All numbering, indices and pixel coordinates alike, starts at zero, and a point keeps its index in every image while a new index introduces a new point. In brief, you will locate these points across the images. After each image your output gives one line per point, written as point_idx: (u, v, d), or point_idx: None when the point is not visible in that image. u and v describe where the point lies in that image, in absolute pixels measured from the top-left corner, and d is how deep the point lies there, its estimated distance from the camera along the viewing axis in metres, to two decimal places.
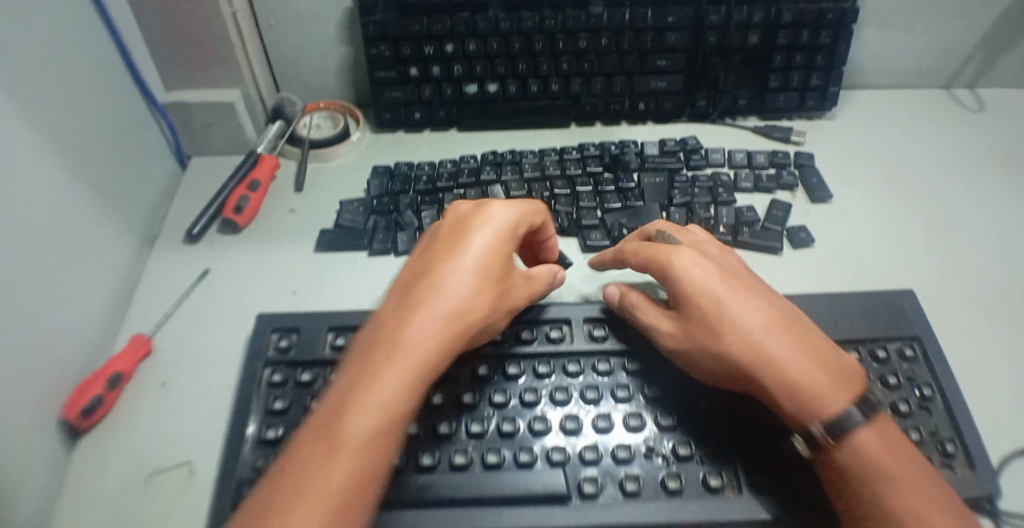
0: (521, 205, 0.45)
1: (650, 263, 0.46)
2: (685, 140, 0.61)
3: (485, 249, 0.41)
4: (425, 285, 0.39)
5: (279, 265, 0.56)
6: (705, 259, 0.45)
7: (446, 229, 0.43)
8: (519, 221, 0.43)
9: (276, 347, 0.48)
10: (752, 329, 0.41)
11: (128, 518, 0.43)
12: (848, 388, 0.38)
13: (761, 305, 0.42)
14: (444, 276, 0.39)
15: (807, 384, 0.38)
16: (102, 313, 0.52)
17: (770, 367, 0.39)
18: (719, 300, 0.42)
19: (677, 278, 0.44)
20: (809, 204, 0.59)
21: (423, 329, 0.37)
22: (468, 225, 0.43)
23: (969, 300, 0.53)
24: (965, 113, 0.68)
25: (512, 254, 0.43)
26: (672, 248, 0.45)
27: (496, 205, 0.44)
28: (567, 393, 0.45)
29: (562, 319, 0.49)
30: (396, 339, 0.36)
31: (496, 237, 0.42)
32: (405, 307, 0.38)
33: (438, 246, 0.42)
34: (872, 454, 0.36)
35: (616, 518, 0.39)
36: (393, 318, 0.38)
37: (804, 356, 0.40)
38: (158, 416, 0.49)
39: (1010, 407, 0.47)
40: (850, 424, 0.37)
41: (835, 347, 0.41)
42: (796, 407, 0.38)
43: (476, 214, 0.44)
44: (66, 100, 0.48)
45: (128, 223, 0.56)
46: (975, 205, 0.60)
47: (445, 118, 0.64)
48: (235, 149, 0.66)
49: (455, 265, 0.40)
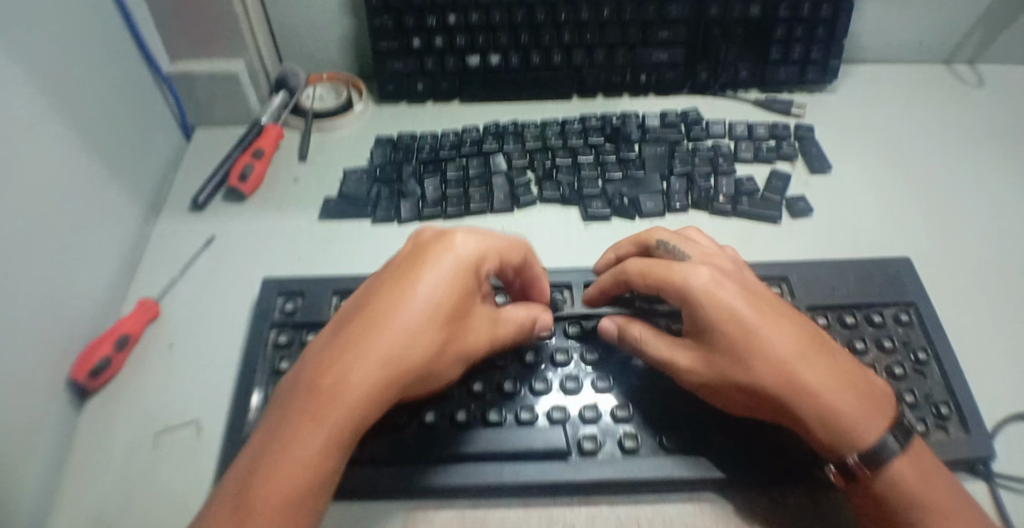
0: (490, 239, 0.40)
1: (664, 285, 0.42)
2: (687, 113, 0.62)
3: (436, 291, 0.36)
4: (365, 329, 0.35)
5: (285, 233, 0.57)
6: (722, 282, 0.40)
7: (402, 257, 0.38)
8: (483, 254, 0.38)
9: (282, 309, 0.49)
10: (785, 361, 0.38)
11: (138, 474, 0.45)
12: (875, 424, 0.37)
13: (793, 338, 0.39)
14: (386, 321, 0.35)
15: (849, 415, 0.37)
16: (110, 277, 0.53)
17: (800, 399, 0.37)
18: (742, 335, 0.39)
19: (699, 306, 0.40)
20: (809, 175, 0.60)
21: (351, 385, 0.33)
22: (424, 256, 0.37)
23: (965, 270, 0.54)
24: (964, 88, 0.69)
25: (473, 290, 0.38)
26: (687, 268, 0.41)
27: (461, 234, 0.38)
28: (568, 355, 0.47)
29: (563, 284, 0.51)
30: (320, 392, 0.33)
31: (450, 276, 0.37)
32: (338, 353, 0.34)
33: (388, 279, 0.37)
34: (910, 486, 0.36)
35: (613, 473, 0.42)
36: (324, 363, 0.34)
37: (834, 391, 0.38)
38: (165, 377, 0.50)
39: (1003, 372, 0.48)
40: (887, 455, 0.36)
41: (841, 395, 0.38)
42: (829, 435, 0.37)
43: (436, 242, 0.38)
44: (72, 66, 0.49)
45: (134, 190, 0.57)
46: (972, 178, 0.61)
47: (447, 90, 0.65)
48: (240, 120, 0.67)
49: (399, 309, 0.35)
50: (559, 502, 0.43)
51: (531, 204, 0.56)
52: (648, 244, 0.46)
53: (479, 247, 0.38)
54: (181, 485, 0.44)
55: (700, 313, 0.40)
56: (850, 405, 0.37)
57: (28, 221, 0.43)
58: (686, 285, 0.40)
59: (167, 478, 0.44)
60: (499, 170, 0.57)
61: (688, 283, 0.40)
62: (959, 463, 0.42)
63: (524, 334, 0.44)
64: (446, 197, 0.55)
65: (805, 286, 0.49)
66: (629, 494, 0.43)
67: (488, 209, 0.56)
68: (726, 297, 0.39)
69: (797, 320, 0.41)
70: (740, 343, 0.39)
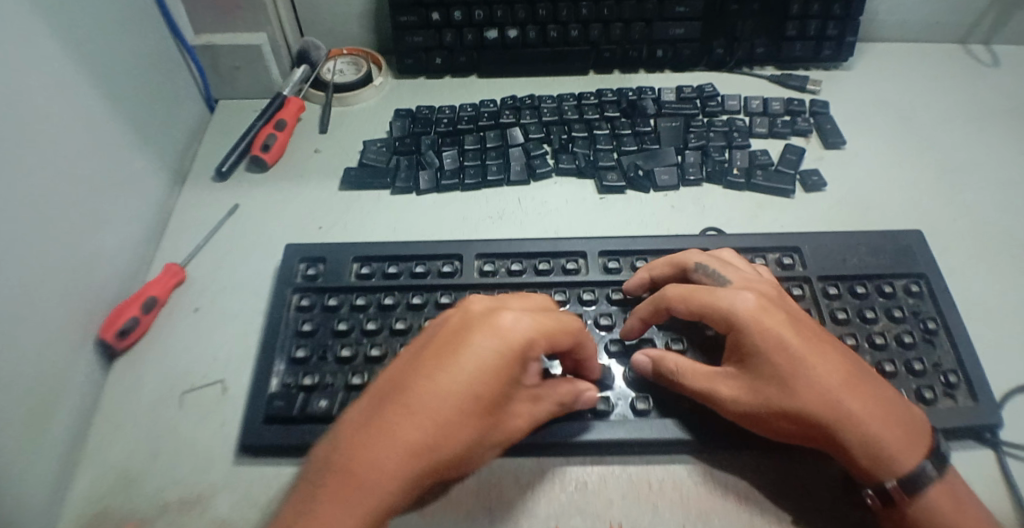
0: (540, 319, 0.37)
1: (710, 311, 0.42)
2: (702, 87, 0.63)
3: (476, 379, 0.35)
4: (403, 413, 0.34)
5: (306, 202, 0.58)
6: (769, 310, 0.41)
7: (446, 331, 0.37)
8: (532, 337, 0.36)
9: (304, 275, 0.51)
10: (832, 398, 0.38)
11: (166, 430, 0.46)
12: (911, 459, 0.37)
13: (836, 370, 0.39)
14: (424, 407, 0.34)
15: (892, 454, 0.37)
16: (136, 241, 0.54)
17: (846, 432, 0.38)
18: (788, 373, 0.39)
19: (748, 335, 0.40)
20: (822, 150, 0.61)
21: (385, 472, 0.33)
22: (468, 336, 0.36)
23: (975, 246, 0.54)
24: (980, 68, 0.69)
25: (518, 372, 0.37)
26: (734, 296, 0.42)
27: (510, 313, 0.37)
28: (582, 320, 0.48)
29: (579, 252, 0.51)
30: (352, 477, 0.33)
31: (493, 364, 0.35)
32: (373, 436, 0.34)
33: (429, 357, 0.36)
34: (944, 511, 0.37)
35: (626, 434, 0.43)
36: (360, 443, 0.34)
37: (879, 437, 0.38)
38: (191, 338, 0.51)
39: (1012, 344, 0.49)
40: (924, 481, 0.37)
41: (888, 448, 0.37)
42: (872, 463, 0.38)
43: (483, 320, 0.37)
44: (100, 35, 0.50)
45: (160, 158, 0.58)
46: (987, 156, 0.61)
47: (465, 63, 0.66)
48: (262, 92, 0.68)
49: (438, 396, 0.34)
50: (571, 462, 0.44)
51: (547, 175, 0.58)
52: (685, 268, 0.46)
53: (528, 330, 0.36)
54: (207, 442, 0.46)
55: (748, 343, 0.40)
56: (891, 438, 0.38)
57: (57, 183, 0.44)
58: (734, 311, 0.41)
59: (194, 435, 0.46)
60: (516, 142, 0.59)
61: (736, 309, 0.41)
62: (965, 430, 0.43)
63: (566, 408, 0.42)
64: (463, 169, 0.57)
65: (818, 257, 0.50)
66: (640, 455, 0.45)
67: (506, 181, 0.57)
68: (773, 329, 0.40)
69: (847, 362, 0.40)
70: (785, 380, 0.39)
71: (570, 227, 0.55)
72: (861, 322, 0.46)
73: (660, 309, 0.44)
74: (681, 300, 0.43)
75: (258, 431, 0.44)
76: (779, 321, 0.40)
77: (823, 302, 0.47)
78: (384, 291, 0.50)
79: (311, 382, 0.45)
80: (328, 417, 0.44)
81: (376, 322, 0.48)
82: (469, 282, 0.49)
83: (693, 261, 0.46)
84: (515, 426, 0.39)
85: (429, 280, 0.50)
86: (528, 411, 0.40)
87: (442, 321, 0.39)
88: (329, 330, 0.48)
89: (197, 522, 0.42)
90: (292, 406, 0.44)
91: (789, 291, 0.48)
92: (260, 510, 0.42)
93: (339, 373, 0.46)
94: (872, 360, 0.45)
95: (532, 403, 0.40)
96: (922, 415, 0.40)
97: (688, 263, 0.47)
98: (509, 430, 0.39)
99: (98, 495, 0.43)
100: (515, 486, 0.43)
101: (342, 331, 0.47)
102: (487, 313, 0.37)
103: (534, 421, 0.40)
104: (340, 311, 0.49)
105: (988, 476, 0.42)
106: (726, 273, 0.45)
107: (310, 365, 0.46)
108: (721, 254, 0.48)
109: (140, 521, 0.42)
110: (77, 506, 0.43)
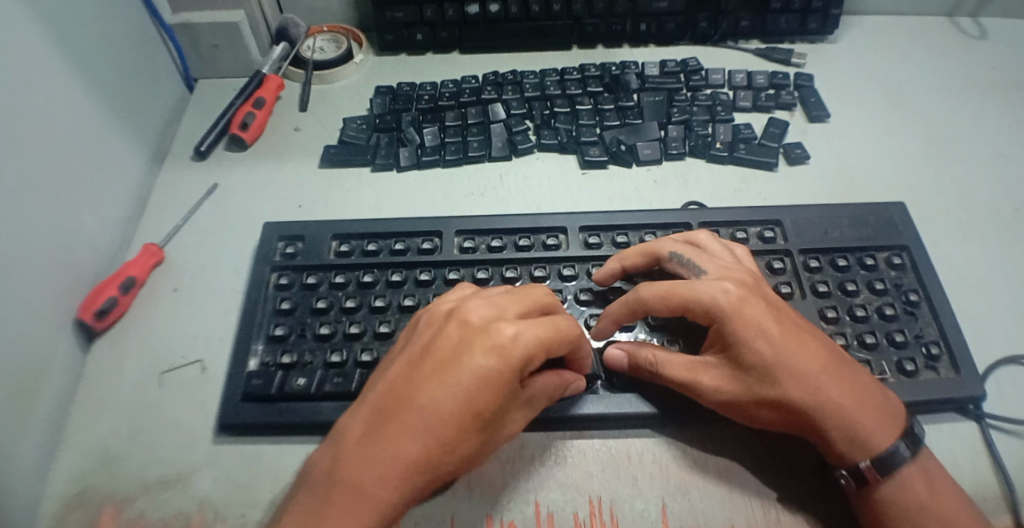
0: (542, 332, 0.37)
1: (688, 304, 0.41)
2: (686, 62, 0.63)
3: (477, 396, 0.35)
4: (404, 426, 0.35)
5: (288, 180, 0.58)
6: (750, 300, 0.41)
7: (445, 342, 0.37)
8: (532, 354, 0.36)
9: (283, 253, 0.50)
10: (815, 388, 0.38)
11: (145, 410, 0.46)
12: (884, 441, 0.38)
13: (817, 358, 0.39)
14: (425, 420, 0.35)
15: (873, 443, 0.38)
16: (116, 221, 0.54)
17: (829, 420, 0.38)
18: (771, 362, 0.39)
19: (730, 326, 0.40)
20: (807, 123, 0.61)
21: (388, 484, 0.34)
22: (469, 352, 0.35)
23: (961, 217, 0.54)
24: (966, 40, 0.69)
25: (515, 386, 0.37)
26: (713, 287, 0.41)
27: (510, 328, 0.36)
28: (562, 296, 0.47)
29: (559, 228, 0.51)
30: (356, 489, 0.34)
31: (492, 382, 0.35)
32: (376, 449, 0.34)
33: (429, 369, 0.36)
34: (918, 493, 0.37)
35: (605, 408, 0.43)
36: (357, 458, 0.34)
37: (862, 430, 0.38)
38: (172, 317, 0.51)
39: (994, 314, 0.49)
40: (897, 462, 0.38)
41: (873, 445, 0.38)
42: (848, 446, 0.38)
43: (483, 334, 0.36)
44: (77, 10, 0.49)
45: (140, 138, 0.58)
46: (973, 127, 0.61)
47: (447, 39, 0.66)
48: (243, 71, 0.68)
49: (439, 412, 0.35)
50: (551, 437, 0.44)
51: (529, 151, 0.58)
52: (658, 258, 0.46)
53: (529, 346, 0.36)
54: (187, 421, 0.45)
55: (730, 334, 0.40)
56: (869, 423, 0.38)
57: (35, 158, 0.44)
58: (713, 303, 0.41)
59: (173, 415, 0.46)
60: (497, 119, 0.59)
61: (715, 301, 0.40)
62: (947, 402, 0.42)
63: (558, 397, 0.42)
64: (445, 145, 0.57)
65: (799, 230, 0.49)
66: (620, 430, 0.44)
67: (487, 156, 0.57)
68: (756, 319, 0.40)
69: (829, 351, 0.40)
70: (770, 368, 0.39)
71: (552, 202, 0.55)
72: (842, 295, 0.46)
73: (635, 309, 0.43)
74: (656, 297, 0.42)
75: (237, 409, 0.44)
76: (762, 310, 0.40)
77: (804, 276, 0.47)
78: (363, 269, 0.49)
79: (290, 360, 0.45)
80: (307, 395, 0.43)
81: (355, 299, 0.47)
82: (449, 259, 0.49)
83: (666, 251, 0.46)
84: (509, 431, 0.39)
85: (408, 257, 0.49)
86: (522, 415, 0.40)
87: (438, 330, 0.38)
88: (308, 308, 0.47)
89: (177, 500, 0.42)
90: (270, 385, 0.44)
91: (770, 264, 0.48)
92: (240, 489, 0.42)
93: (318, 351, 0.45)
94: (852, 332, 0.45)
95: (525, 406, 0.40)
96: (898, 400, 0.41)
97: (661, 252, 0.46)
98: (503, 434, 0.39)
99: (78, 475, 0.43)
100: (495, 462, 0.43)
101: (321, 308, 0.47)
102: (487, 326, 0.37)
103: (525, 422, 0.40)
104: (318, 289, 0.48)
105: (971, 447, 0.42)
106: (701, 262, 0.44)
107: (289, 343, 0.46)
108: (692, 238, 0.47)
109: (120, 500, 0.42)
110: (57, 486, 0.42)
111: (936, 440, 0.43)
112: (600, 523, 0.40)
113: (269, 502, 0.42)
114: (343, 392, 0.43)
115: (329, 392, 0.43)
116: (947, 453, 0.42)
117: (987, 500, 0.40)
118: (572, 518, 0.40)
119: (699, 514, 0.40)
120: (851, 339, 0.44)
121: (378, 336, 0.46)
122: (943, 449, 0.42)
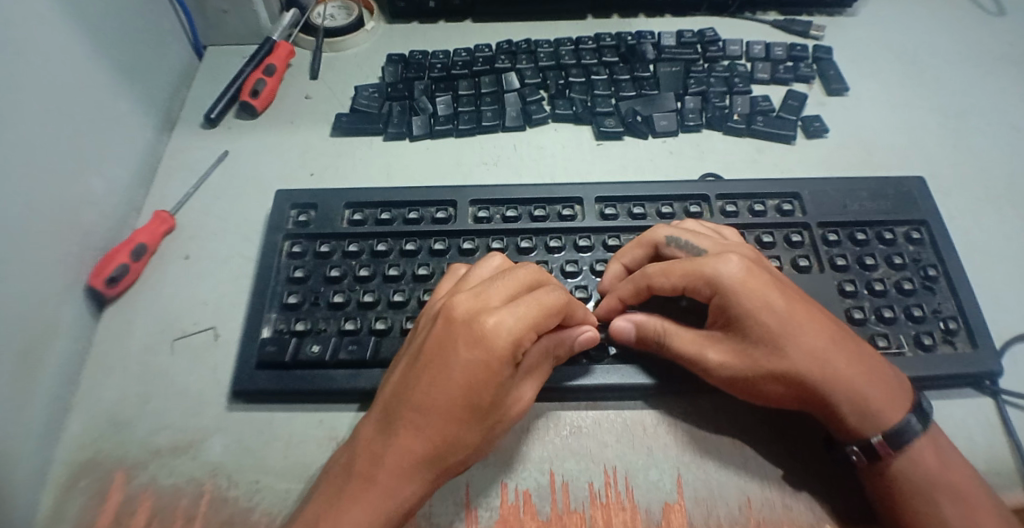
0: (526, 315, 0.35)
1: (693, 278, 0.41)
2: (703, 32, 0.62)
3: (468, 389, 0.34)
4: (409, 422, 0.35)
5: (298, 148, 0.58)
6: (757, 273, 0.40)
7: (433, 342, 0.35)
8: (518, 337, 0.34)
9: (295, 221, 0.50)
10: (820, 359, 0.38)
11: (158, 375, 0.46)
12: (895, 416, 0.38)
13: (823, 332, 0.39)
14: (425, 415, 0.35)
15: (875, 404, 0.38)
16: (125, 187, 0.53)
17: (838, 396, 0.38)
18: (777, 336, 0.38)
19: (735, 300, 0.39)
20: (825, 96, 0.60)
21: (399, 474, 0.35)
22: (454, 349, 0.34)
23: (978, 193, 0.54)
24: (986, 16, 0.68)
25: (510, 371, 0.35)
26: (717, 261, 0.40)
27: (492, 319, 0.34)
28: (577, 266, 0.46)
29: (575, 198, 0.50)
30: (367, 480, 0.35)
31: (481, 374, 0.34)
32: (386, 444, 0.36)
33: (423, 368, 0.35)
34: (930, 465, 0.38)
35: (619, 380, 0.42)
36: (371, 450, 0.36)
37: (867, 383, 0.38)
38: (181, 282, 0.51)
39: (1011, 288, 0.48)
40: (910, 435, 0.38)
41: (877, 407, 0.38)
42: (859, 420, 0.38)
43: (465, 329, 0.34)
44: None
45: (148, 103, 0.57)
46: (993, 101, 0.60)
47: (459, 6, 0.66)
48: (251, 37, 0.67)
49: (437, 407, 0.35)
50: (566, 407, 0.44)
51: (544, 121, 0.57)
52: (656, 243, 0.44)
53: (512, 333, 0.34)
54: (199, 387, 0.45)
55: (734, 308, 0.39)
56: (878, 396, 0.38)
57: (38, 117, 0.43)
58: (720, 277, 0.39)
59: (184, 382, 0.46)
60: (511, 88, 0.58)
61: (718, 276, 0.39)
62: (963, 376, 0.42)
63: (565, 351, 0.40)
64: (458, 114, 0.57)
65: (817, 203, 0.49)
66: (634, 401, 0.44)
67: (500, 126, 0.57)
68: (764, 295, 0.39)
69: (833, 328, 0.39)
70: (777, 340, 0.38)
71: (566, 174, 0.54)
72: (860, 268, 0.46)
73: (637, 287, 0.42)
74: (656, 272, 0.42)
75: (250, 376, 0.43)
76: (765, 279, 0.39)
77: (822, 249, 0.47)
78: (376, 237, 0.49)
79: (304, 327, 0.44)
80: (321, 362, 0.43)
81: (369, 268, 0.47)
82: (463, 228, 0.48)
83: (661, 240, 0.44)
84: (520, 410, 0.39)
85: (421, 226, 0.49)
86: (528, 386, 0.39)
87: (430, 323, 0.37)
88: (321, 277, 0.47)
89: (190, 467, 0.42)
90: (283, 351, 0.44)
91: (787, 238, 0.47)
92: (253, 455, 0.42)
93: (331, 319, 0.45)
94: (870, 307, 0.44)
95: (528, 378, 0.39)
96: (906, 379, 0.40)
97: (659, 248, 0.44)
98: (517, 411, 0.38)
99: (92, 439, 0.43)
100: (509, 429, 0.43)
101: (334, 277, 0.46)
102: (471, 317, 0.35)
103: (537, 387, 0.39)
104: (331, 258, 0.48)
105: (986, 423, 0.42)
106: (700, 241, 0.43)
107: (302, 311, 0.46)
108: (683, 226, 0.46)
109: (131, 466, 0.42)
110: (68, 451, 0.43)
111: (951, 415, 0.43)
112: (615, 492, 0.41)
113: (281, 469, 0.42)
114: (356, 360, 0.43)
115: (343, 359, 0.43)
116: (961, 428, 0.42)
117: (1000, 476, 0.40)
118: (585, 488, 0.41)
119: (713, 484, 0.41)
120: (868, 312, 0.44)
121: (392, 305, 0.45)
122: (957, 424, 0.42)
